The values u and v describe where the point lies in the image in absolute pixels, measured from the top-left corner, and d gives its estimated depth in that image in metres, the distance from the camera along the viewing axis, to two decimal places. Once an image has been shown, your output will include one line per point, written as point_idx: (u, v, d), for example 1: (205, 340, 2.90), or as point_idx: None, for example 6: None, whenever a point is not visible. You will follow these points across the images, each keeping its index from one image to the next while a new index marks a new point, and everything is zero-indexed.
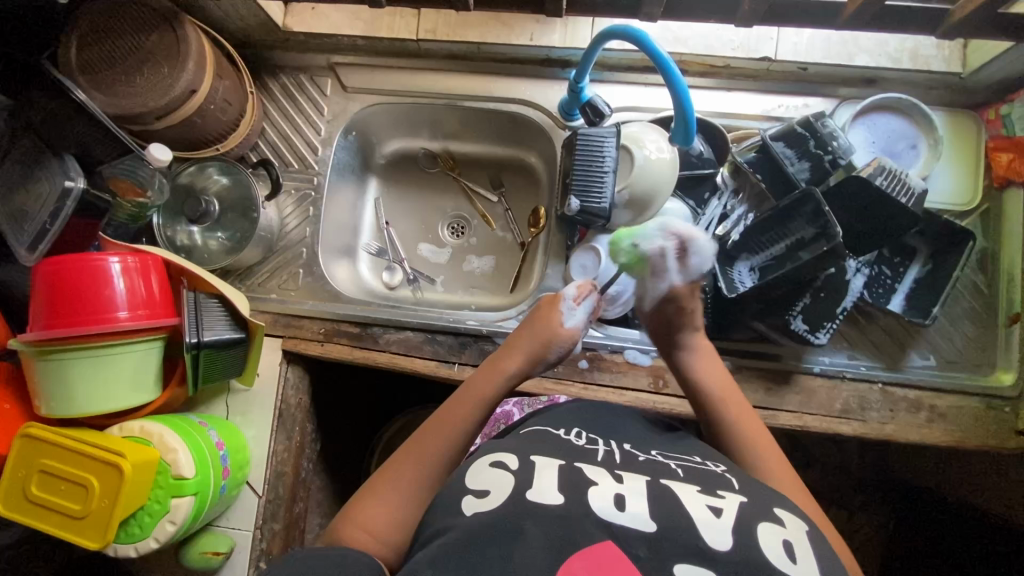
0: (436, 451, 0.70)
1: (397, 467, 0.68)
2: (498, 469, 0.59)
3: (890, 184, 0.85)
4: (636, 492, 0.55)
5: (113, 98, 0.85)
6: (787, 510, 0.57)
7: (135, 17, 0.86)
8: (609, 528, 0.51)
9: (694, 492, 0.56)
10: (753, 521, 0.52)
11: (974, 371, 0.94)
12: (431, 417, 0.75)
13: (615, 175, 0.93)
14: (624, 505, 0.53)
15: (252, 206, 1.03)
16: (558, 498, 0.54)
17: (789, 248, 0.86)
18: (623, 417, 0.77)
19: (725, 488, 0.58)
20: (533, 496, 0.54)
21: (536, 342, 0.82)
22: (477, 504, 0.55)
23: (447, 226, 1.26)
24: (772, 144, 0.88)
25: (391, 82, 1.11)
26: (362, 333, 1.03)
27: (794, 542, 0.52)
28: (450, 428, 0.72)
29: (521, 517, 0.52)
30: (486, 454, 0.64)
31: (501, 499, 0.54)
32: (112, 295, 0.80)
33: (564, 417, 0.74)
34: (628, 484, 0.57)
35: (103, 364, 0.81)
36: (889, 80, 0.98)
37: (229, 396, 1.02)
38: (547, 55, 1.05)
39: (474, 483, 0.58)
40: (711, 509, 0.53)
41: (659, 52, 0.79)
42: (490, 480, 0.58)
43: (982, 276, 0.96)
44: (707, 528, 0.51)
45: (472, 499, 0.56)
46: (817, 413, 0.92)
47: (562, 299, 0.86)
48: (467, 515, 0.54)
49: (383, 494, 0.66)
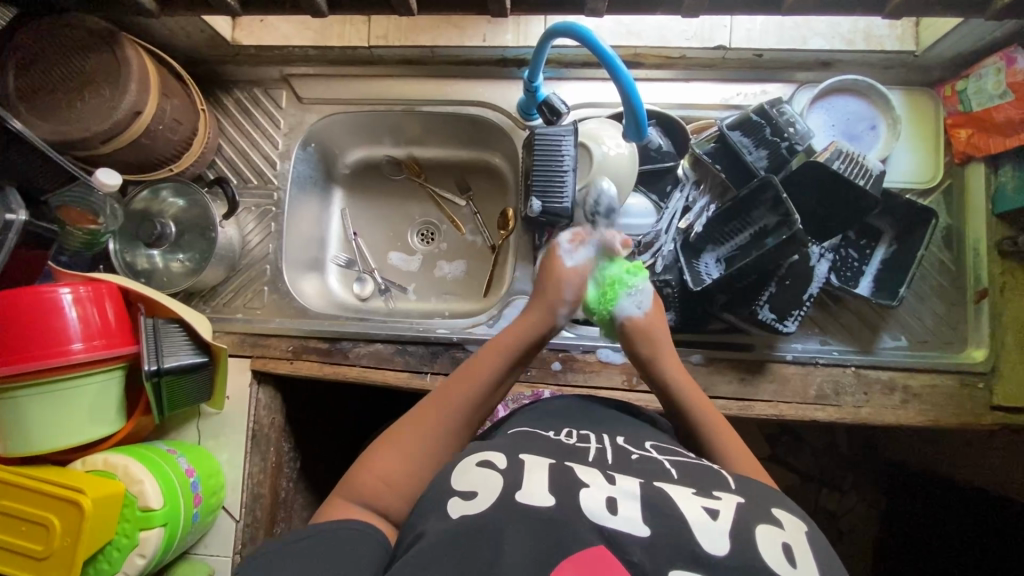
0: (456, 400, 0.69)
1: (419, 417, 0.67)
2: (486, 468, 0.58)
3: (847, 168, 0.83)
4: (629, 493, 0.54)
5: (53, 124, 0.82)
6: (784, 509, 0.56)
7: (71, 41, 0.83)
8: (602, 533, 0.50)
9: (690, 494, 0.55)
10: (751, 522, 0.52)
11: (945, 349, 0.94)
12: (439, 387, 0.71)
13: (575, 174, 0.92)
14: (616, 508, 0.52)
15: (209, 226, 1.00)
16: (548, 500, 0.53)
17: (753, 236, 0.86)
18: (612, 412, 0.75)
19: (722, 489, 0.58)
20: (523, 498, 0.53)
21: (547, 297, 0.81)
22: (464, 506, 0.54)
23: (416, 233, 1.25)
24: (729, 134, 0.86)
25: (347, 91, 1.09)
26: (332, 349, 1.01)
27: (794, 545, 0.51)
28: (465, 389, 0.70)
29: (509, 528, 0.50)
30: (475, 452, 0.62)
31: (488, 501, 0.53)
32: (64, 326, 0.78)
33: (554, 415, 0.73)
34: (620, 485, 0.55)
35: (60, 399, 0.79)
36: (844, 62, 0.97)
37: (200, 421, 1.01)
38: (502, 55, 1.03)
39: (459, 483, 0.56)
40: (708, 511, 0.53)
41: (601, 48, 0.77)
42: (477, 481, 0.56)
43: (948, 253, 0.96)
44: (703, 532, 0.50)
45: (458, 500, 0.54)
46: (792, 401, 0.92)
47: (558, 246, 0.85)
48: (450, 519, 0.52)
49: (403, 441, 0.65)
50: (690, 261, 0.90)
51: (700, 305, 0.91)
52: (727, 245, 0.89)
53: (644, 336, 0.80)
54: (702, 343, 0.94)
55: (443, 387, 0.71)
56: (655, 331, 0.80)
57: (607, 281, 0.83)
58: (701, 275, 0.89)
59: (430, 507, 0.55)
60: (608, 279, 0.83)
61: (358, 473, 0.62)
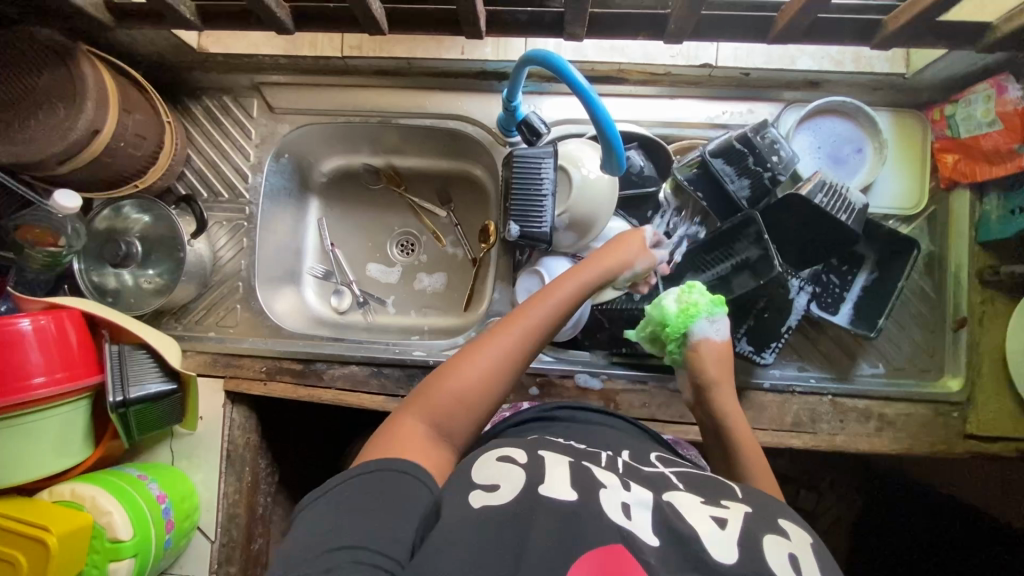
0: (535, 332, 0.66)
1: (496, 343, 0.65)
2: (507, 462, 0.58)
3: (829, 202, 0.80)
4: (643, 500, 0.55)
5: (5, 145, 0.78)
6: (791, 521, 0.56)
7: (23, 54, 0.78)
8: (620, 532, 0.50)
9: (697, 503, 0.56)
10: (760, 531, 0.52)
11: (921, 377, 0.94)
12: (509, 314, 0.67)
13: (554, 198, 0.89)
14: (630, 514, 0.52)
15: (178, 244, 0.97)
16: (571, 495, 0.53)
17: (734, 267, 0.84)
18: (622, 430, 0.77)
19: (728, 498, 0.58)
20: (545, 491, 0.54)
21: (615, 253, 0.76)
22: (486, 497, 0.53)
23: (396, 244, 1.22)
24: (711, 161, 0.83)
25: (320, 102, 1.04)
26: (306, 370, 1.00)
27: (800, 555, 0.51)
28: (541, 319, 0.67)
29: (533, 512, 0.52)
30: (494, 447, 0.62)
31: (513, 493, 0.53)
32: (24, 362, 0.75)
33: (577, 429, 0.74)
34: (634, 491, 0.56)
35: (24, 434, 0.76)
36: (833, 82, 0.95)
37: (173, 441, 0.99)
38: (482, 68, 1.00)
39: (480, 475, 0.56)
40: (716, 520, 0.53)
41: (577, 82, 0.73)
42: (498, 474, 0.56)
43: (929, 281, 0.95)
44: (712, 541, 0.50)
45: (480, 490, 0.54)
46: (768, 428, 0.92)
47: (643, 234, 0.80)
48: (473, 507, 0.52)
49: (479, 368, 0.63)
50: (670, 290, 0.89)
51: None
52: (708, 273, 0.86)
53: (716, 361, 0.78)
54: None
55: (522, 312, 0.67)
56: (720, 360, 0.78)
57: (680, 301, 0.79)
58: None
59: (453, 492, 0.54)
60: (682, 299, 0.79)
61: (425, 394, 0.62)
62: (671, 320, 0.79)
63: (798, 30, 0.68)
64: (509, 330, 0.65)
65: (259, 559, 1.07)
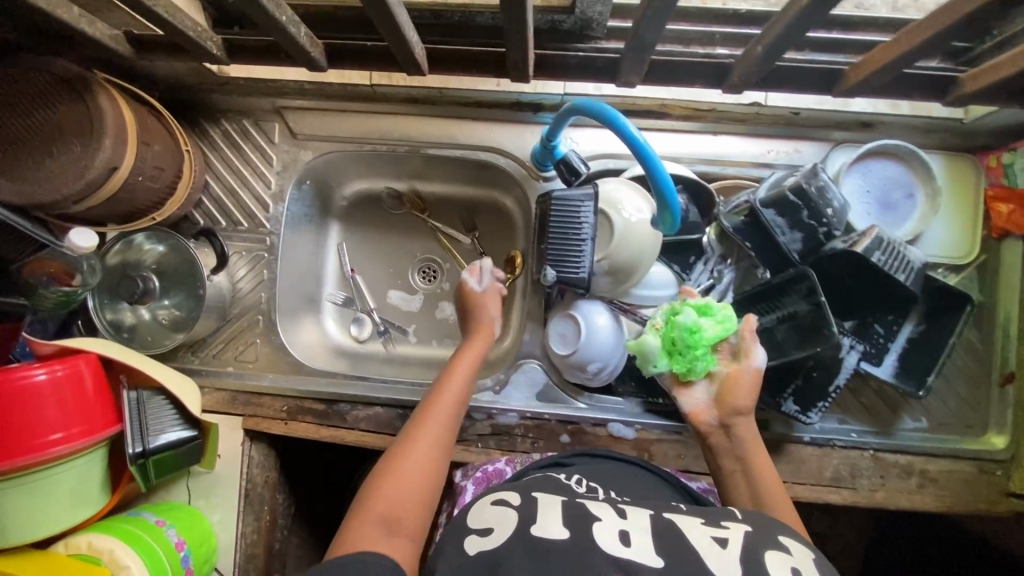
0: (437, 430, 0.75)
1: (406, 449, 0.72)
2: (500, 506, 0.59)
3: (888, 261, 0.76)
4: (640, 527, 0.55)
5: (19, 184, 0.73)
6: (793, 539, 0.55)
7: (38, 87, 0.73)
8: (619, 562, 0.49)
9: (697, 524, 0.55)
10: (761, 548, 0.51)
11: (965, 433, 0.91)
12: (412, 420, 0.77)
13: (593, 243, 0.84)
14: (628, 540, 0.52)
15: (197, 280, 0.93)
16: (563, 532, 0.53)
17: (779, 320, 0.81)
18: (630, 468, 0.79)
19: (729, 519, 0.57)
20: (538, 531, 0.54)
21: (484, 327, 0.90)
22: (480, 542, 0.55)
23: (417, 271, 1.18)
24: (761, 211, 0.80)
25: (346, 128, 1.00)
26: (328, 410, 0.96)
27: (804, 569, 0.49)
28: (440, 417, 0.76)
29: (526, 552, 0.51)
30: (485, 496, 0.63)
31: (504, 534, 0.54)
32: (41, 418, 0.71)
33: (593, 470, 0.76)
34: (631, 520, 0.56)
35: (40, 490, 0.73)
36: (886, 123, 0.90)
37: (191, 480, 0.96)
38: (517, 98, 0.95)
39: (475, 522, 0.58)
40: (717, 540, 0.52)
41: (633, 136, 0.67)
42: (493, 518, 0.57)
43: (978, 334, 0.91)
44: (711, 558, 0.50)
45: (474, 538, 0.56)
46: (807, 482, 0.89)
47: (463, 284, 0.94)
48: (469, 554, 0.53)
49: (398, 473, 0.69)
50: None
51: None
52: (752, 324, 0.85)
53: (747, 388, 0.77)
54: None
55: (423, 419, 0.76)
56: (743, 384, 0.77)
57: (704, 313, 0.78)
58: None
59: (450, 544, 0.56)
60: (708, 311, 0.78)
61: (365, 507, 0.65)
62: (710, 334, 0.77)
63: (870, 86, 0.67)
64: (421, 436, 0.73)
65: None
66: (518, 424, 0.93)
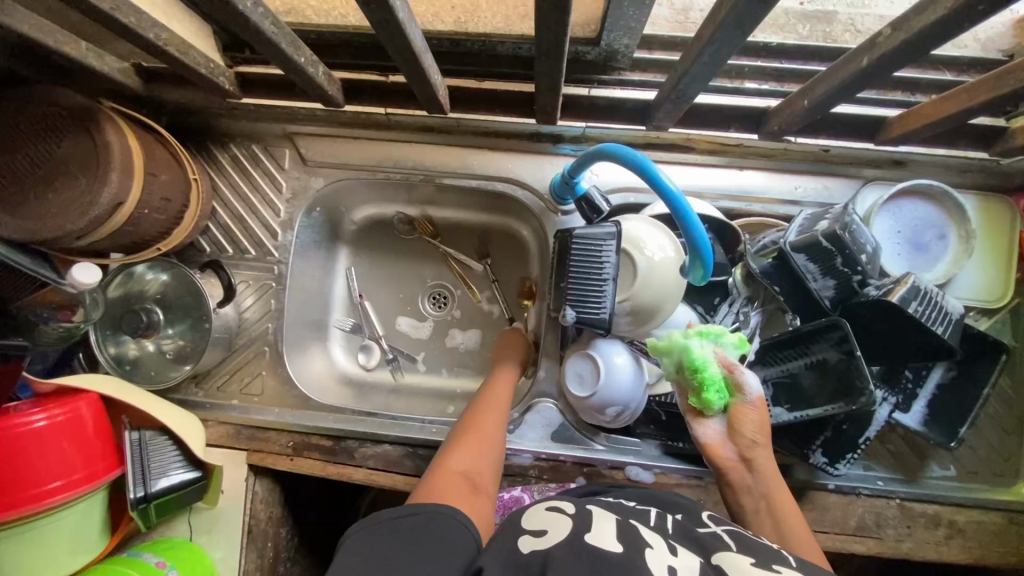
0: (490, 428, 0.78)
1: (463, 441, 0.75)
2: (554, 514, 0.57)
3: (925, 311, 0.72)
4: (690, 566, 0.49)
5: (18, 219, 0.70)
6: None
7: (42, 118, 0.70)
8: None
9: (746, 565, 0.50)
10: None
11: (995, 482, 0.88)
12: (465, 415, 0.81)
13: (615, 283, 0.81)
14: (676, 574, 0.48)
15: (203, 312, 0.90)
16: (617, 547, 0.50)
17: (808, 367, 0.78)
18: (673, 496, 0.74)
19: (781, 564, 0.52)
20: (591, 540, 0.51)
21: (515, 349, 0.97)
22: (534, 541, 0.53)
23: (427, 297, 1.15)
24: (793, 256, 0.76)
25: (359, 155, 0.97)
26: (336, 447, 0.93)
27: None
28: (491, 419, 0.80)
29: (570, 557, 0.49)
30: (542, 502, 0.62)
31: (559, 537, 0.52)
32: (39, 464, 0.68)
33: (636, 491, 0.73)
34: (682, 557, 0.51)
35: (37, 538, 0.70)
36: (918, 162, 0.87)
37: (193, 516, 0.93)
38: (535, 130, 0.92)
39: (531, 523, 0.56)
40: None
41: (665, 185, 0.64)
42: (547, 522, 0.56)
43: (1009, 381, 0.88)
44: None
45: (527, 537, 0.54)
46: (831, 532, 0.86)
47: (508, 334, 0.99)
48: (520, 551, 0.52)
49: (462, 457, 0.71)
50: None
51: None
52: (778, 369, 0.81)
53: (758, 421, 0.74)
54: None
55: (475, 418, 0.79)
56: (758, 416, 0.74)
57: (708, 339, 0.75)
58: None
59: (499, 543, 0.54)
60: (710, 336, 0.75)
61: (437, 479, 0.66)
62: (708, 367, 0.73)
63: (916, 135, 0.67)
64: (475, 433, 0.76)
65: None
66: (532, 466, 0.90)
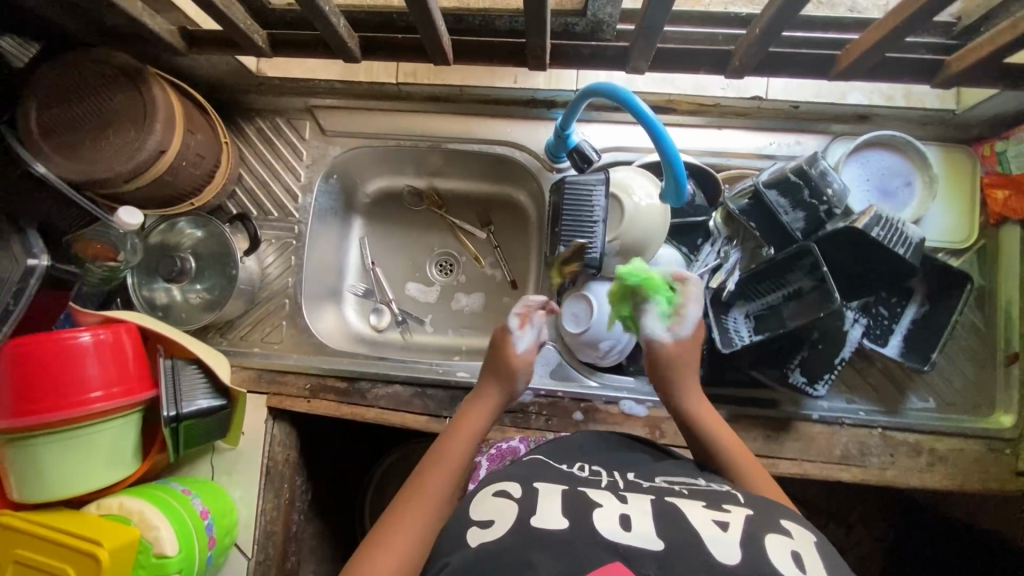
0: (439, 487, 0.70)
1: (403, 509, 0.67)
2: (502, 498, 0.61)
3: (887, 235, 0.80)
4: (640, 511, 0.56)
5: (75, 163, 0.80)
6: (792, 522, 0.57)
7: (97, 77, 0.81)
8: (617, 549, 0.51)
9: (700, 509, 0.57)
10: (760, 532, 0.53)
11: (973, 412, 0.92)
12: (419, 466, 0.74)
13: (605, 224, 0.89)
14: (630, 525, 0.54)
15: (230, 261, 0.98)
16: (563, 523, 0.54)
17: (785, 297, 0.85)
18: (623, 448, 0.76)
19: (731, 502, 0.59)
20: (540, 523, 0.55)
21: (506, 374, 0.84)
22: (482, 534, 0.56)
23: (435, 264, 1.23)
24: (765, 192, 0.84)
25: (372, 125, 1.07)
26: (350, 389, 1.00)
27: (802, 552, 0.52)
28: (443, 477, 0.71)
29: (529, 547, 0.52)
30: (489, 485, 0.64)
31: (506, 528, 0.56)
32: (83, 377, 0.76)
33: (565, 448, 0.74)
34: (631, 504, 0.58)
35: (80, 447, 0.77)
36: (881, 116, 0.96)
37: (215, 456, 0.99)
38: (532, 96, 1.02)
39: (479, 513, 0.59)
40: (718, 524, 0.54)
41: (643, 112, 0.74)
42: (495, 510, 0.59)
43: (980, 315, 0.94)
44: (714, 543, 0.51)
45: (475, 529, 0.57)
46: (817, 460, 0.91)
47: (506, 331, 0.85)
48: (472, 546, 0.55)
49: (394, 535, 0.64)
50: (719, 317, 0.89)
51: (726, 362, 0.90)
52: (759, 303, 0.88)
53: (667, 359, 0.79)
54: (725, 399, 0.93)
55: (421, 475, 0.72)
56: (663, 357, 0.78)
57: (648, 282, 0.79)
58: (731, 335, 0.87)
59: (454, 536, 0.58)
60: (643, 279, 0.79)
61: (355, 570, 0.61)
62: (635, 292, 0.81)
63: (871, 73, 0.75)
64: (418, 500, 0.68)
65: None
66: (532, 403, 0.96)
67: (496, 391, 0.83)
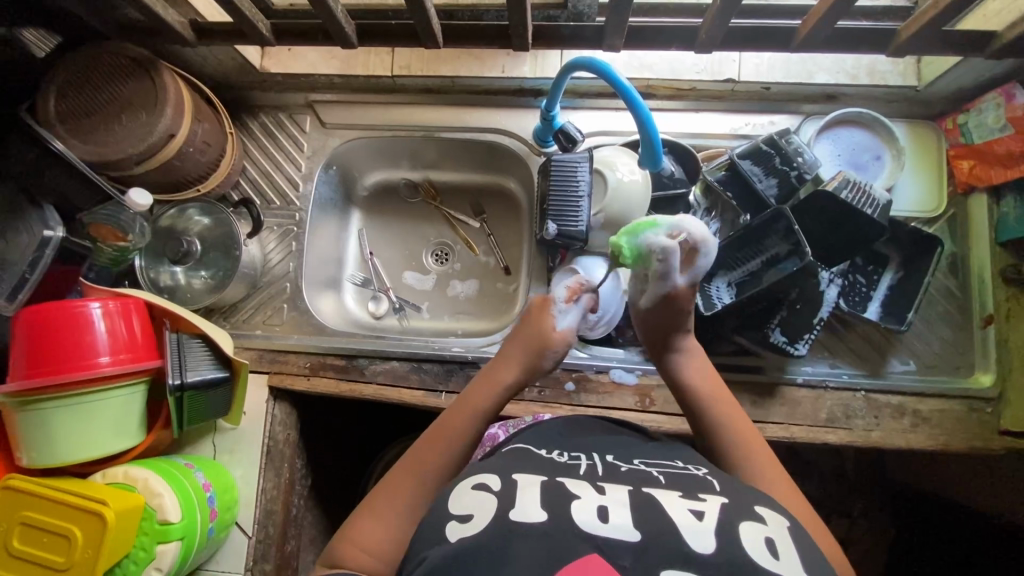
0: (432, 462, 0.71)
1: (392, 482, 0.69)
2: (481, 490, 0.56)
3: (855, 198, 0.84)
4: (619, 501, 0.54)
5: (91, 145, 0.85)
6: (768, 508, 0.55)
7: (112, 67, 0.87)
8: (594, 541, 0.49)
9: (676, 498, 0.55)
10: (734, 520, 0.51)
11: (954, 373, 0.95)
12: (420, 439, 0.74)
13: (590, 199, 0.94)
14: (607, 517, 0.51)
15: (233, 244, 1.03)
16: (543, 516, 0.51)
17: (764, 263, 0.89)
18: (608, 434, 0.73)
19: (706, 490, 0.57)
20: (517, 516, 0.52)
21: (530, 345, 0.81)
22: (461, 528, 0.52)
23: (430, 253, 1.26)
24: (740, 162, 0.91)
25: (370, 117, 1.13)
26: (348, 365, 1.03)
27: (776, 539, 0.50)
28: (437, 452, 0.71)
29: (508, 540, 0.49)
30: (468, 476, 0.61)
31: (485, 520, 0.52)
32: (93, 341, 0.79)
33: (545, 434, 0.72)
34: (610, 495, 0.55)
35: (88, 412, 0.80)
36: (849, 96, 1.01)
37: (216, 436, 1.01)
38: (519, 85, 1.08)
39: (457, 507, 0.55)
40: (694, 513, 0.52)
41: (620, 81, 0.83)
42: (473, 503, 0.55)
43: (954, 280, 0.98)
44: (693, 534, 0.49)
45: (455, 524, 0.53)
46: (804, 423, 0.93)
47: (551, 303, 0.85)
48: (449, 542, 0.51)
49: (381, 506, 0.67)
50: (702, 285, 0.93)
51: (711, 328, 0.93)
52: (740, 271, 0.91)
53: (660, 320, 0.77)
54: (713, 366, 0.96)
55: (417, 450, 0.72)
56: (658, 318, 0.78)
57: (644, 255, 0.74)
58: (713, 300, 0.91)
59: (429, 532, 0.53)
60: (638, 251, 0.75)
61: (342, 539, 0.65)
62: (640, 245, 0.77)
63: (832, 45, 0.81)
64: (408, 475, 0.69)
65: (291, 561, 1.08)
66: None
67: (518, 368, 0.80)
